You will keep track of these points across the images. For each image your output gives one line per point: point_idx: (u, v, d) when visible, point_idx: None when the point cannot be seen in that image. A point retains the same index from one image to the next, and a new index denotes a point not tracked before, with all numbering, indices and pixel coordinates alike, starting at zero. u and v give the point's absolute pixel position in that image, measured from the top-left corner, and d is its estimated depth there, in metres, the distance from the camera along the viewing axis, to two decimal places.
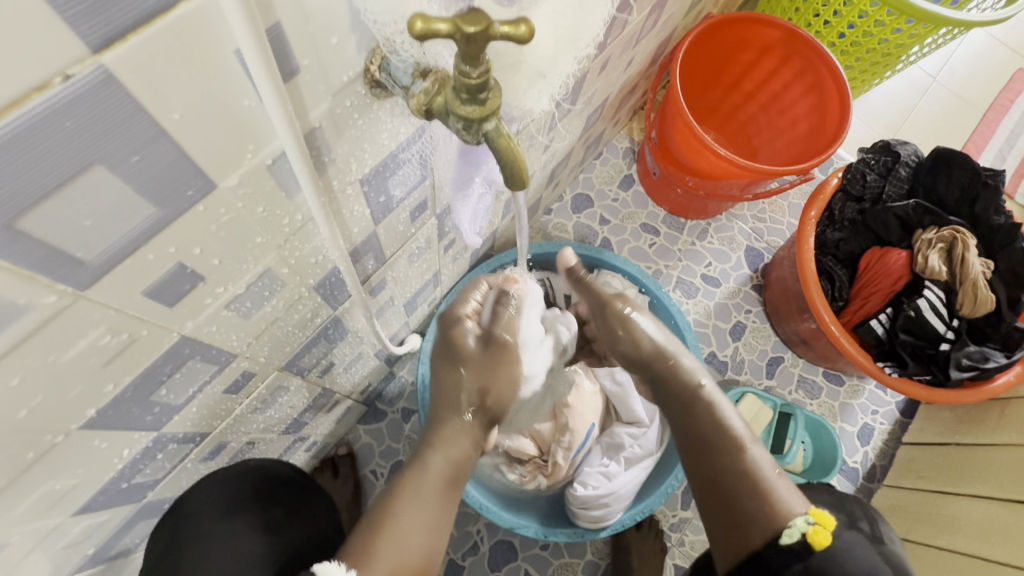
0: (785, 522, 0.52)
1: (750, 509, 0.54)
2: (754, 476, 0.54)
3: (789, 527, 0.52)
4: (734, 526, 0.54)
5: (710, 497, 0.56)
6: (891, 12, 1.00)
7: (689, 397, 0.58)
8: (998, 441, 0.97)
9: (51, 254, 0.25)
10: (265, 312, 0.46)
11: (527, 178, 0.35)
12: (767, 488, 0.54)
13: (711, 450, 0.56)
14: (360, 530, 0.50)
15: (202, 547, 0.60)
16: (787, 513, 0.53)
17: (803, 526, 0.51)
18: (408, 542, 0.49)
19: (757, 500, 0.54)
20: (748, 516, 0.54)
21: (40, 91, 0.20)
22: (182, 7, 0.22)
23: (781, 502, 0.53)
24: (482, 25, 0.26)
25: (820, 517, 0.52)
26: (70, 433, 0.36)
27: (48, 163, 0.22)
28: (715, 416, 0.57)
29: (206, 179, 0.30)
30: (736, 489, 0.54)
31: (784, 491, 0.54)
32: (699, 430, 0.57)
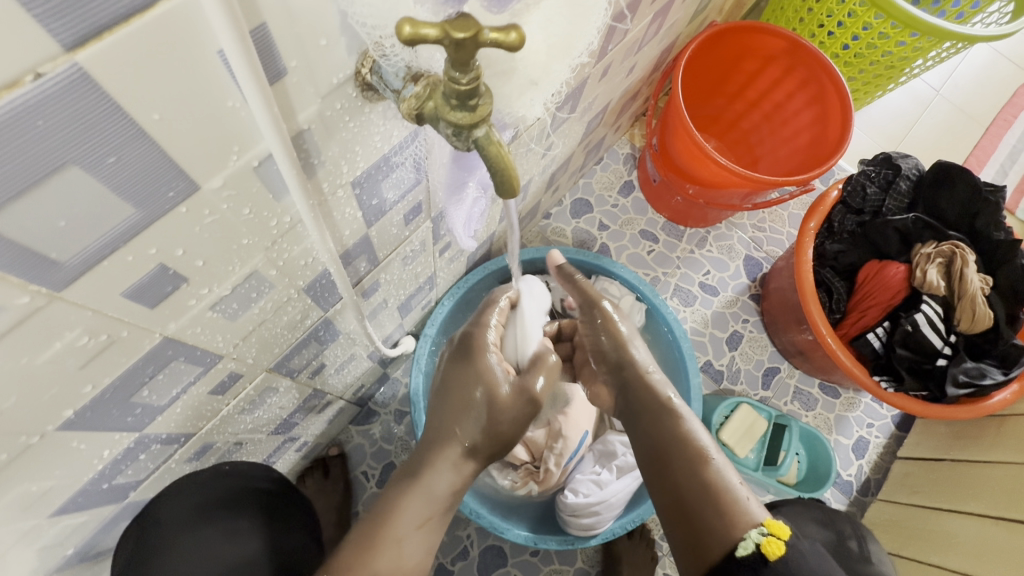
0: (742, 535, 0.53)
1: (710, 521, 0.55)
2: (713, 481, 0.56)
3: (744, 539, 0.52)
4: (693, 541, 0.55)
5: (676, 514, 0.57)
6: (895, 25, 1.00)
7: (656, 409, 0.63)
8: (992, 458, 0.96)
9: (24, 254, 0.25)
10: (252, 314, 0.46)
11: (518, 186, 0.34)
12: (725, 497, 0.55)
13: (668, 456, 0.60)
14: (353, 548, 0.52)
15: (171, 556, 0.58)
16: (746, 526, 0.53)
17: (757, 537, 0.52)
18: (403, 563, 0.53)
19: (716, 509, 0.55)
20: (706, 527, 0.55)
21: (9, 90, 0.19)
22: (162, 6, 0.21)
23: (743, 513, 0.54)
24: (470, 31, 0.25)
25: (774, 528, 0.52)
26: (47, 433, 0.36)
27: (19, 162, 0.22)
28: (678, 424, 0.61)
29: (188, 180, 0.29)
30: (696, 501, 0.56)
31: (745, 501, 0.55)
32: (664, 445, 0.60)
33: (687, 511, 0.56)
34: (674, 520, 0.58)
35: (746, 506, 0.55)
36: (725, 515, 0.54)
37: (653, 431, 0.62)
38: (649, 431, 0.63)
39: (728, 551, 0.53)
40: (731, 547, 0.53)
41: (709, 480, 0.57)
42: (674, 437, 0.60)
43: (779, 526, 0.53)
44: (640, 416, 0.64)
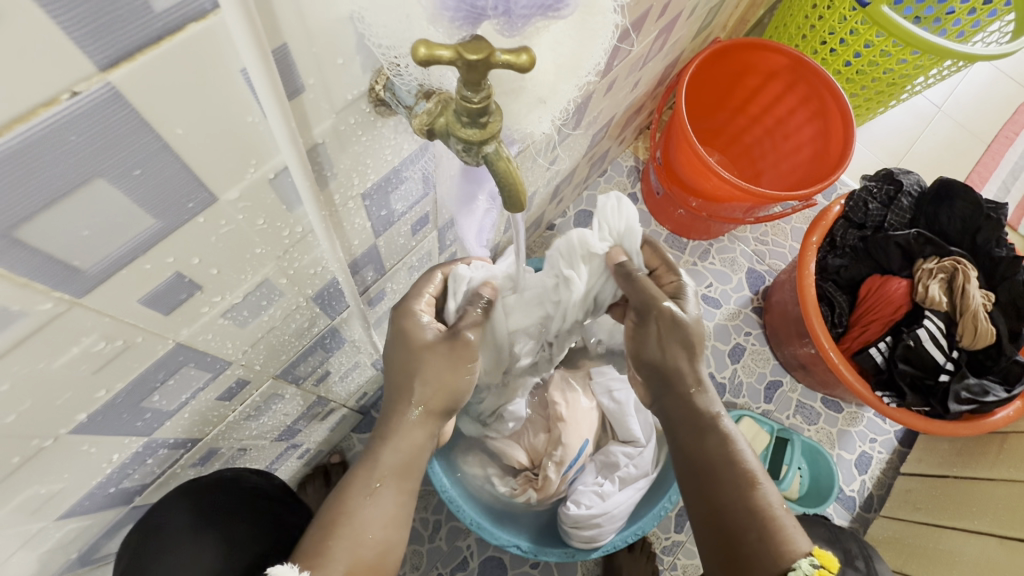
0: (791, 563, 0.52)
1: (756, 549, 0.53)
2: (762, 512, 0.54)
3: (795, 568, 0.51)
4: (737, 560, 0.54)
5: (718, 539, 0.55)
6: (897, 43, 1.01)
7: (699, 427, 0.58)
8: (995, 475, 0.96)
9: (48, 262, 0.26)
10: (262, 321, 0.46)
11: (525, 200, 0.35)
12: (774, 527, 0.53)
13: (717, 476, 0.56)
14: (313, 533, 0.49)
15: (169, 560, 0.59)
16: (795, 554, 0.52)
17: (808, 569, 0.50)
18: (365, 537, 0.49)
19: (764, 540, 0.53)
20: (752, 552, 0.53)
21: (46, 107, 0.20)
22: (190, 29, 0.22)
23: (792, 540, 0.53)
24: (483, 53, 0.26)
25: (824, 559, 0.52)
26: (59, 437, 0.37)
27: (52, 175, 0.23)
28: (729, 446, 0.56)
29: (207, 193, 0.30)
30: (743, 526, 0.54)
31: (790, 528, 0.54)
32: (710, 465, 0.56)
33: (737, 544, 0.54)
34: (726, 551, 0.55)
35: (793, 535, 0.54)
36: (773, 546, 0.53)
37: (697, 448, 0.57)
38: (693, 442, 0.58)
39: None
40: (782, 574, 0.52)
41: (756, 507, 0.54)
42: (724, 458, 0.56)
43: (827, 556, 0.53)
44: (680, 429, 0.59)
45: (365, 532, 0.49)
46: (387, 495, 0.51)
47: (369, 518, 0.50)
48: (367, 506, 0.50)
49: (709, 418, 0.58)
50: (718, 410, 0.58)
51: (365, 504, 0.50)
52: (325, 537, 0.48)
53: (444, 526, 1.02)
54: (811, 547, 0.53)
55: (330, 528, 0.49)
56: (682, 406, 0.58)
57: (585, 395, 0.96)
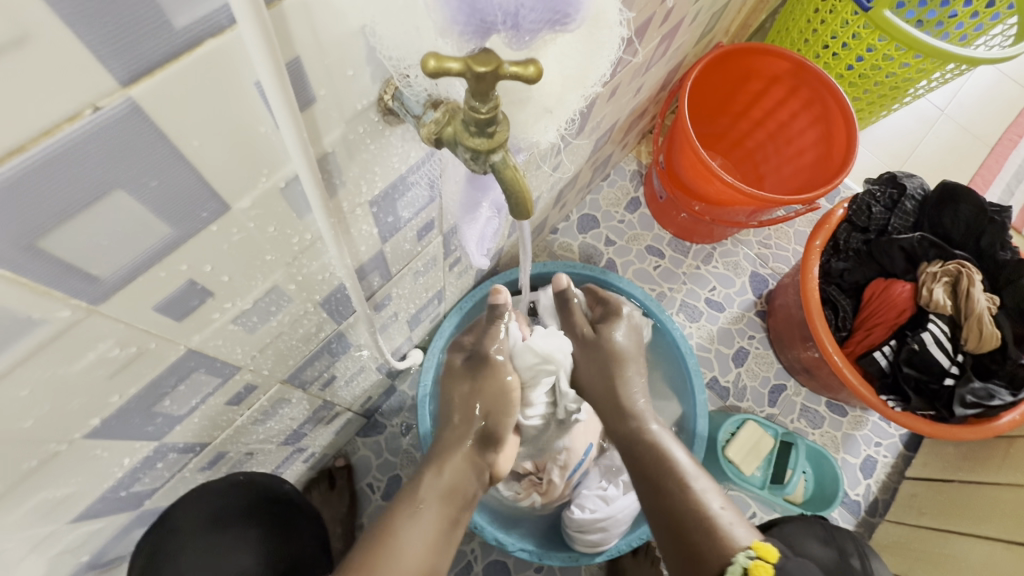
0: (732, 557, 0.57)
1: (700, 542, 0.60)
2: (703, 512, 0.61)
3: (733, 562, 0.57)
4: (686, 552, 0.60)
5: (669, 533, 0.63)
6: (899, 47, 1.01)
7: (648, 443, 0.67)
8: (1001, 479, 0.96)
9: (67, 271, 0.26)
10: (270, 326, 0.47)
11: (532, 208, 0.35)
12: (709, 522, 0.60)
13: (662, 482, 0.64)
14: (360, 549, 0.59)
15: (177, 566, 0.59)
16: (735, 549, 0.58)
17: (744, 561, 0.56)
18: (405, 554, 0.58)
19: (701, 534, 0.60)
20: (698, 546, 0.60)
21: (70, 121, 0.21)
22: (208, 45, 0.23)
23: (728, 535, 0.59)
24: (492, 65, 0.27)
25: (763, 552, 0.57)
26: (73, 441, 0.37)
27: (72, 188, 0.23)
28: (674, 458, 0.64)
29: (219, 202, 0.31)
30: (684, 524, 0.61)
31: (728, 525, 0.60)
32: (651, 474, 0.67)
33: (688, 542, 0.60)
34: (674, 546, 0.62)
35: (731, 529, 0.60)
36: (710, 538, 0.59)
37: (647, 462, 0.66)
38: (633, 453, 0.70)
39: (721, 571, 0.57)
40: (722, 564, 0.57)
41: (692, 505, 0.62)
42: (658, 461, 0.67)
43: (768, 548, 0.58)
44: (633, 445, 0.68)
45: (408, 548, 0.59)
46: (425, 519, 0.62)
47: (411, 536, 0.60)
48: (409, 528, 0.61)
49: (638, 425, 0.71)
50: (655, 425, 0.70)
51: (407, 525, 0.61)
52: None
53: None
54: (750, 540, 0.59)
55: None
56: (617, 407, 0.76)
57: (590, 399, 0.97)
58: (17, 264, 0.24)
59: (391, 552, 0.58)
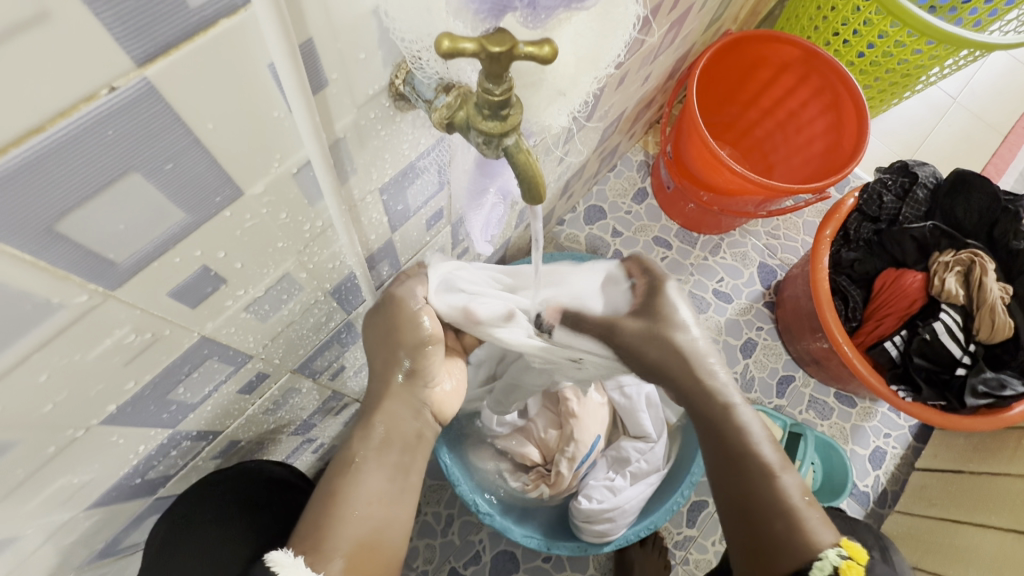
0: (817, 554, 0.51)
1: (779, 539, 0.53)
2: (784, 503, 0.54)
3: (820, 560, 0.51)
4: (759, 551, 0.54)
5: (739, 523, 0.56)
6: (912, 33, 1.00)
7: (716, 421, 0.58)
8: (1013, 471, 0.95)
9: (85, 256, 0.26)
10: (282, 315, 0.47)
11: (544, 193, 0.35)
12: (795, 518, 0.53)
13: (736, 465, 0.56)
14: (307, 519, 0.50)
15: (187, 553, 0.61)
16: (820, 545, 0.52)
17: (836, 559, 0.50)
18: (355, 518, 0.49)
19: (783, 529, 0.53)
20: (775, 543, 0.53)
21: (86, 102, 0.21)
22: (223, 24, 0.23)
23: (813, 531, 0.53)
24: (506, 45, 0.27)
25: (851, 551, 0.51)
26: (90, 428, 0.37)
27: (89, 171, 0.23)
28: (742, 435, 0.57)
29: (234, 186, 0.31)
30: (762, 515, 0.54)
31: (815, 519, 0.53)
32: (731, 457, 0.57)
33: (762, 536, 0.54)
34: (742, 533, 0.56)
35: (813, 524, 0.53)
36: (793, 534, 0.53)
37: (715, 442, 0.58)
38: (715, 440, 0.58)
39: (803, 568, 0.51)
40: (805, 564, 0.51)
41: (776, 497, 0.54)
42: (745, 449, 0.56)
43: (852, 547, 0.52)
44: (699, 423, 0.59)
45: (356, 510, 0.50)
46: (373, 474, 0.52)
47: (356, 497, 0.50)
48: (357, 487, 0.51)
49: (721, 409, 0.58)
50: (733, 400, 0.58)
51: (353, 484, 0.51)
52: (320, 523, 0.49)
53: (457, 520, 1.03)
54: (836, 537, 0.53)
55: (326, 512, 0.49)
56: (697, 400, 0.59)
57: (597, 391, 0.97)
58: (34, 248, 0.24)
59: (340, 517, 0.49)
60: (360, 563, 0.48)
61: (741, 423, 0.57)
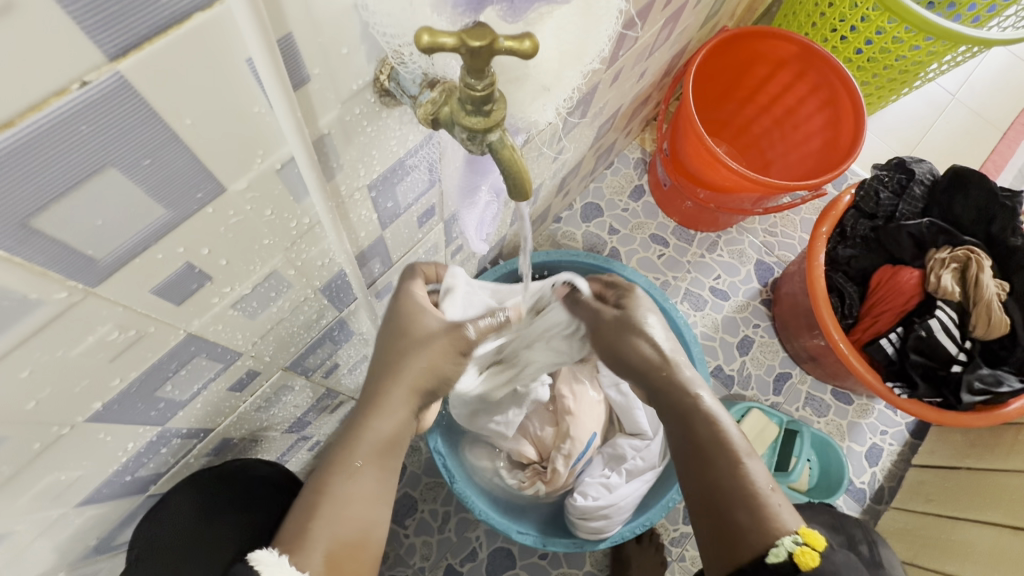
0: (775, 540, 0.52)
1: (742, 526, 0.54)
2: (747, 490, 0.55)
3: (778, 546, 0.51)
4: (723, 538, 0.55)
5: (704, 510, 0.57)
6: (909, 29, 0.99)
7: (684, 410, 0.59)
8: (1010, 467, 0.95)
9: (64, 251, 0.26)
10: (271, 312, 0.47)
11: (530, 189, 0.35)
12: (761, 506, 0.54)
13: (703, 453, 0.57)
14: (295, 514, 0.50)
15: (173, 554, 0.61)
16: (780, 532, 0.53)
17: (790, 546, 0.51)
18: (341, 520, 0.49)
19: (748, 516, 0.54)
20: (737, 529, 0.54)
21: (57, 96, 0.21)
22: (197, 18, 0.22)
23: (778, 520, 0.53)
24: (486, 40, 0.27)
25: (809, 538, 0.52)
26: (76, 425, 0.37)
27: (64, 166, 0.23)
28: (711, 424, 0.58)
29: (215, 182, 0.30)
30: (730, 503, 0.55)
31: (777, 506, 0.54)
32: (699, 445, 0.58)
33: (727, 523, 0.55)
34: (706, 520, 0.57)
35: (778, 512, 0.54)
36: (758, 522, 0.54)
37: (685, 429, 0.59)
38: (683, 429, 0.59)
39: (762, 555, 0.52)
40: (764, 550, 0.52)
41: (743, 485, 0.55)
42: (712, 438, 0.57)
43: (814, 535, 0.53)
44: (669, 413, 0.60)
45: (344, 511, 0.50)
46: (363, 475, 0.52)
47: (346, 497, 0.50)
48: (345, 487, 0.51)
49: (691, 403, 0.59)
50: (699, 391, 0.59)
51: (343, 483, 0.51)
52: (306, 521, 0.49)
53: (453, 518, 1.03)
54: (797, 527, 0.54)
55: (312, 510, 0.50)
56: (670, 389, 0.60)
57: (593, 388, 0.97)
58: (11, 245, 0.24)
59: (327, 517, 0.49)
60: (341, 565, 0.48)
61: (711, 413, 0.58)
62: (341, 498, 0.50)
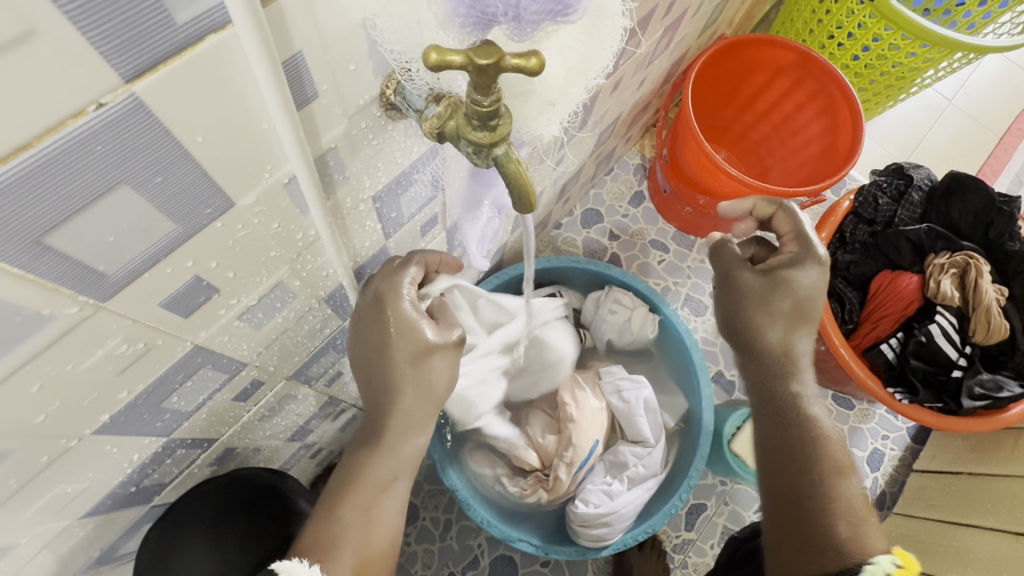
0: (870, 557, 0.51)
1: (833, 534, 0.53)
2: (847, 503, 0.55)
3: (875, 562, 0.50)
4: (811, 542, 0.54)
5: (798, 510, 0.56)
6: (906, 37, 1.00)
7: (795, 413, 0.61)
8: (1011, 472, 0.94)
9: (76, 268, 0.27)
10: (275, 323, 0.47)
11: (535, 201, 0.35)
12: (857, 520, 0.54)
13: (805, 456, 0.58)
14: (313, 523, 0.52)
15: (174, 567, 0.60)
16: (873, 551, 0.52)
17: (889, 564, 0.49)
18: (372, 531, 0.51)
19: (842, 527, 0.53)
20: (830, 535, 0.53)
21: (74, 118, 0.21)
22: (209, 40, 0.23)
23: (864, 539, 0.52)
24: (494, 58, 0.27)
25: (904, 560, 0.50)
26: (83, 437, 0.38)
27: (76, 186, 0.24)
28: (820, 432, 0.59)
29: (224, 198, 0.31)
30: (823, 511, 0.55)
31: (871, 528, 0.54)
32: (800, 446, 0.58)
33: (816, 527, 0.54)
34: (794, 518, 0.56)
35: (868, 532, 0.54)
36: (854, 535, 0.53)
37: (789, 430, 0.60)
38: (783, 428, 0.60)
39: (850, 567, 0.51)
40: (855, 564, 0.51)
41: (843, 495, 0.55)
42: (815, 443, 0.58)
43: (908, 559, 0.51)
44: (772, 409, 0.62)
45: (378, 525, 0.52)
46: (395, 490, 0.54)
47: (383, 510, 0.52)
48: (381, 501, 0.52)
49: (792, 400, 0.61)
50: (805, 398, 0.61)
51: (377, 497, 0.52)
52: (332, 531, 0.50)
53: (455, 525, 1.02)
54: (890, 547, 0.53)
55: (336, 519, 0.50)
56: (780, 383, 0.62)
57: (594, 396, 0.96)
58: (24, 262, 0.24)
59: (359, 526, 0.51)
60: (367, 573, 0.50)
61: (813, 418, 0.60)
62: (378, 509, 0.52)
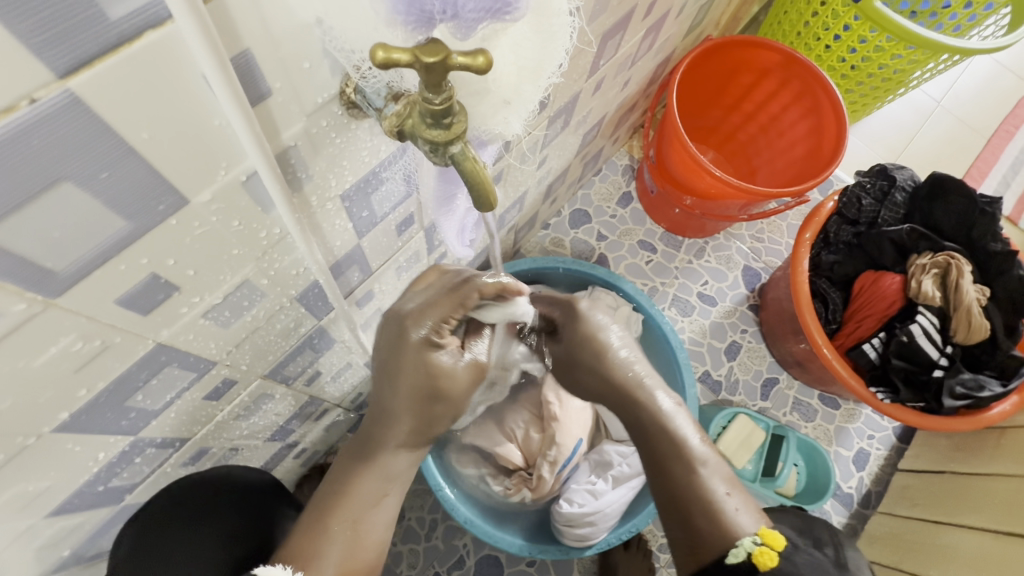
0: (732, 542, 0.52)
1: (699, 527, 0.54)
2: (704, 494, 0.55)
3: (735, 547, 0.51)
4: (687, 540, 0.55)
5: (670, 508, 0.57)
6: (891, 38, 1.01)
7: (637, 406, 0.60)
8: (989, 471, 0.96)
9: (21, 264, 0.27)
10: (245, 321, 0.47)
11: (495, 201, 0.36)
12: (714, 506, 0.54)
13: (664, 456, 0.57)
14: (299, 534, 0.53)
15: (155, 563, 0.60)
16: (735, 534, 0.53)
17: (748, 546, 0.51)
18: (363, 544, 0.53)
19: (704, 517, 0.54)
20: (697, 531, 0.54)
21: (5, 113, 0.21)
22: (148, 36, 0.23)
23: (733, 526, 0.53)
24: (439, 55, 0.27)
25: (766, 537, 0.52)
26: (42, 435, 0.38)
27: (15, 180, 0.24)
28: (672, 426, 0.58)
29: (177, 195, 0.31)
30: (689, 505, 0.55)
31: (734, 511, 0.54)
32: (658, 444, 0.58)
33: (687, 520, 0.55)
34: (670, 516, 0.57)
35: (735, 517, 0.54)
36: (715, 524, 0.54)
37: (643, 430, 0.59)
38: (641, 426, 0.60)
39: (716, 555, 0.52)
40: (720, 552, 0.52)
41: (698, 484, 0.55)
42: (671, 438, 0.57)
43: (773, 534, 0.52)
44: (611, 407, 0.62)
45: (368, 537, 0.53)
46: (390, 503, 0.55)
47: (374, 521, 0.54)
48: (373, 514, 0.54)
49: (640, 396, 0.60)
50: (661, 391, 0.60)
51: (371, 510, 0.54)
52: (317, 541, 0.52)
53: (440, 525, 1.02)
54: (756, 526, 0.53)
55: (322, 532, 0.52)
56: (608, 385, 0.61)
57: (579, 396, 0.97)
58: None
59: (349, 539, 0.52)
60: None
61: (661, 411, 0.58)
62: (368, 521, 0.53)
